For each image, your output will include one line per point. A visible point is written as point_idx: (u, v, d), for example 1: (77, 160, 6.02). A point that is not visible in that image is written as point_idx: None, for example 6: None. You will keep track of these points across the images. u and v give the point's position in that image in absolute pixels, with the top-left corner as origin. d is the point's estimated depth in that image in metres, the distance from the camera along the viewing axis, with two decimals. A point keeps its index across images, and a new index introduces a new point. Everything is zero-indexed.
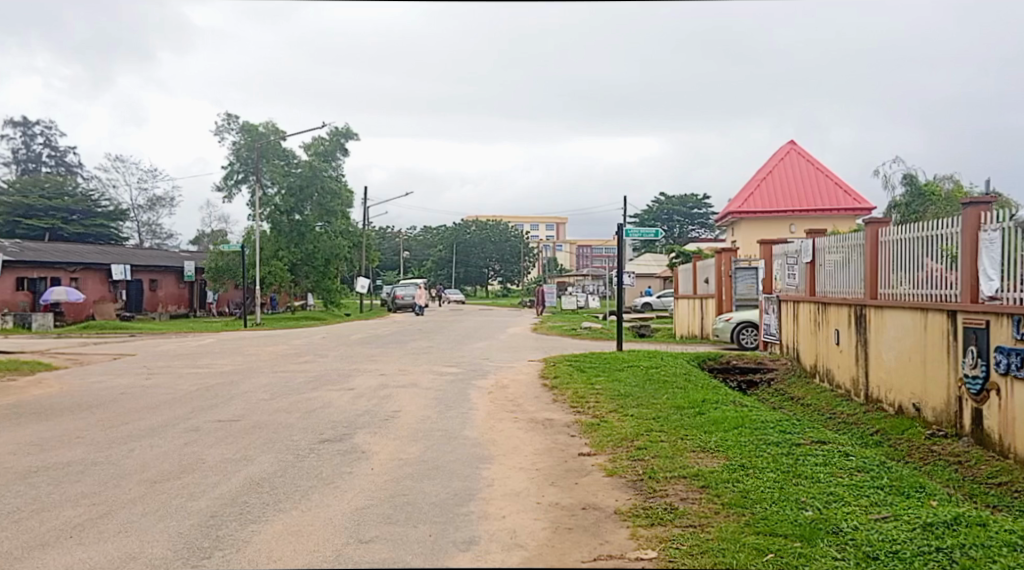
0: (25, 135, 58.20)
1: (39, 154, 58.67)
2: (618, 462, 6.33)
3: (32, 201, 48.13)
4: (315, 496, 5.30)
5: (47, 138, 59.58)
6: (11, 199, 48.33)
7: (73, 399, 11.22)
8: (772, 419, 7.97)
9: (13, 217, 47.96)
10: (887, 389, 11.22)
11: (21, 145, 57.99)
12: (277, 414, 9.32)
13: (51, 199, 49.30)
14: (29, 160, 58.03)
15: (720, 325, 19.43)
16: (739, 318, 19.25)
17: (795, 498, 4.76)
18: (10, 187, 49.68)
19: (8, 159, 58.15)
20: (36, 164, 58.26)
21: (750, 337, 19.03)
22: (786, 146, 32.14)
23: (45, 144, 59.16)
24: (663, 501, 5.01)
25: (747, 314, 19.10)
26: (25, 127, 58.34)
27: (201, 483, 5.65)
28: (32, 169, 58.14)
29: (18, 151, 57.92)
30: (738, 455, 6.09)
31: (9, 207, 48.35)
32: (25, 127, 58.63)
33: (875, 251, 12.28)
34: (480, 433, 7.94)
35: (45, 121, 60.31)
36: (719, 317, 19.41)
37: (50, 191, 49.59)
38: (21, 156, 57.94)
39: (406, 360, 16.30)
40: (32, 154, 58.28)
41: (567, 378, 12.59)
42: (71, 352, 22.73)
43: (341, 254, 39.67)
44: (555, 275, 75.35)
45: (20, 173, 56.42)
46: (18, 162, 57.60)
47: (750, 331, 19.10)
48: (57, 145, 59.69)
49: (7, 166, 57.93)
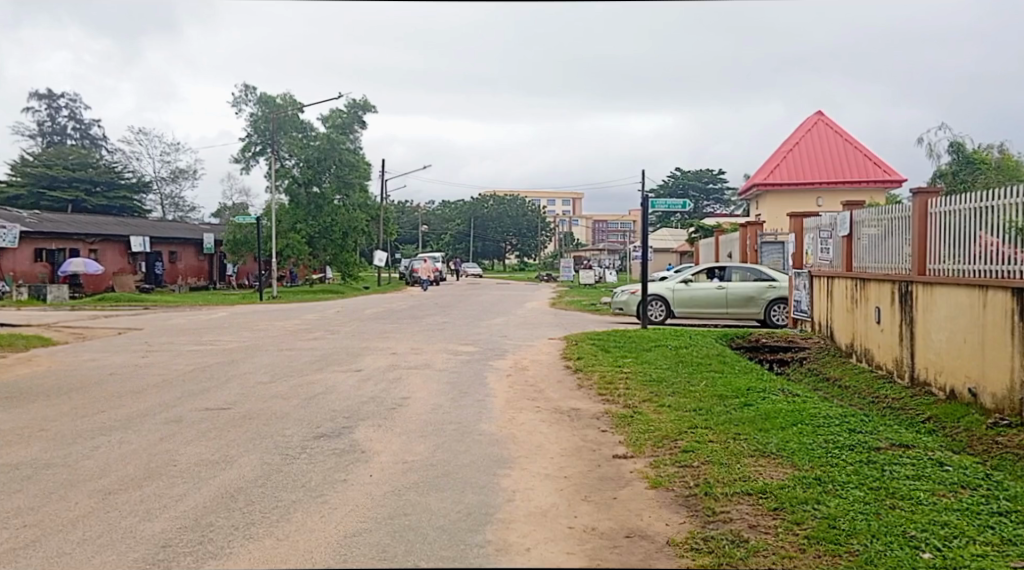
0: (50, 108, 57.72)
1: (64, 127, 57.96)
2: (660, 470, 5.30)
3: (56, 173, 47.46)
4: (299, 512, 4.42)
5: (72, 112, 58.88)
6: (36, 170, 47.73)
7: (59, 381, 10.39)
8: (834, 414, 6.89)
9: (37, 189, 47.34)
10: (938, 371, 10.10)
11: (46, 118, 57.41)
12: (273, 401, 8.42)
13: (75, 170, 48.61)
14: (54, 132, 57.34)
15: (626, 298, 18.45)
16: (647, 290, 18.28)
17: (902, 532, 3.71)
18: (34, 159, 49.15)
19: (33, 131, 57.60)
20: (60, 137, 57.59)
21: (657, 310, 18.08)
22: (815, 116, 30.78)
23: (70, 117, 58.46)
24: (728, 530, 3.95)
25: (656, 287, 18.15)
26: (50, 100, 57.78)
27: (165, 496, 4.77)
28: (57, 142, 57.50)
29: (43, 124, 57.31)
30: (807, 464, 5.00)
31: (34, 179, 47.76)
32: (50, 100, 57.96)
33: (923, 223, 11.09)
34: (498, 427, 6.96)
35: (70, 94, 59.68)
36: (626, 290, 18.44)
37: (74, 163, 48.95)
38: (46, 129, 57.39)
39: (421, 337, 15.36)
40: (57, 126, 57.67)
41: (591, 360, 11.61)
42: (78, 326, 21.91)
43: (359, 228, 38.89)
44: (573, 250, 74.14)
45: (45, 146, 55.90)
46: (43, 134, 57.07)
47: (658, 304, 18.10)
48: (81, 118, 58.95)
49: (32, 139, 57.51)
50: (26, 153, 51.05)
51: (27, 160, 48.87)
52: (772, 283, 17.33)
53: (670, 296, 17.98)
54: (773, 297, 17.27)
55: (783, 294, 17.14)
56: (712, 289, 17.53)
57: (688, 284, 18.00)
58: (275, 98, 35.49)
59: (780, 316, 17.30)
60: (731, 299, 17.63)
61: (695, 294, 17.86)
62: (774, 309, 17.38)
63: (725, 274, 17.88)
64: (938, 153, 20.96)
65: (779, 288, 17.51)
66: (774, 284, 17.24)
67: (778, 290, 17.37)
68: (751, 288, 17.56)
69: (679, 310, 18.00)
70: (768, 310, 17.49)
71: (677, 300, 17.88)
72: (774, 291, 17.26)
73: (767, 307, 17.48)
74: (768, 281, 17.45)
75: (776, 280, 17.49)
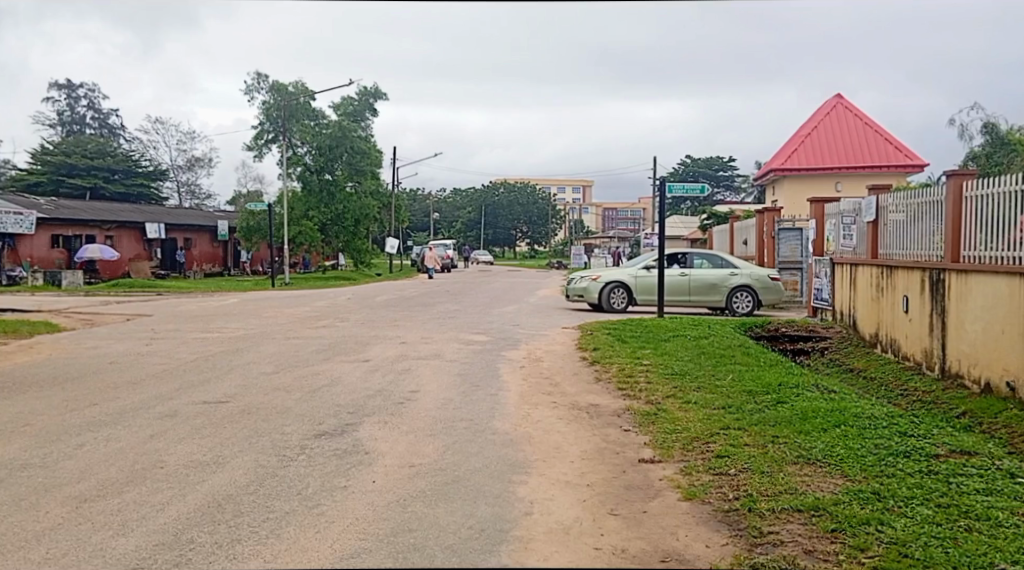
0: (69, 98, 57.52)
1: (83, 116, 57.77)
2: (693, 478, 4.79)
3: (75, 160, 47.20)
4: (291, 527, 3.94)
5: (91, 101, 58.63)
6: (54, 158, 47.48)
7: (59, 370, 10.00)
8: (877, 414, 6.37)
9: (56, 176, 47.12)
10: (971, 363, 9.51)
11: (65, 107, 57.27)
12: (275, 393, 7.98)
13: (93, 158, 48.42)
14: (73, 122, 57.21)
15: (584, 284, 16.81)
16: (607, 277, 16.74)
17: (989, 564, 3.19)
18: (53, 147, 48.97)
19: (53, 121, 57.49)
20: (80, 126, 57.43)
21: (619, 299, 16.67)
22: (834, 100, 29.93)
23: (89, 106, 58.24)
24: (780, 554, 3.45)
25: (617, 273, 16.71)
26: (69, 89, 57.64)
27: (145, 504, 4.31)
28: (77, 131, 57.32)
29: (63, 113, 57.17)
30: (859, 475, 4.50)
31: (53, 167, 47.53)
32: (69, 89, 57.78)
33: (957, 208, 10.45)
34: (512, 425, 6.45)
35: (89, 84, 59.52)
36: (584, 276, 16.80)
37: (92, 151, 48.74)
38: (66, 118, 57.23)
39: (433, 326, 14.88)
40: (77, 116, 57.43)
41: (607, 351, 11.08)
42: (87, 312, 21.57)
43: (372, 215, 38.38)
44: (584, 237, 73.62)
45: (65, 134, 55.76)
46: (63, 123, 56.96)
47: (620, 293, 16.68)
48: (100, 107, 58.71)
49: (52, 128, 57.44)
50: (45, 141, 50.93)
51: (46, 148, 48.73)
52: (734, 271, 16.32)
53: (632, 282, 16.57)
54: (736, 284, 16.26)
55: (747, 281, 16.16)
56: (675, 276, 16.36)
57: (649, 271, 16.65)
58: (288, 86, 34.88)
59: (742, 305, 16.31)
60: (693, 286, 16.47)
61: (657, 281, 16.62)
62: (736, 298, 16.37)
63: (686, 260, 16.74)
64: (969, 134, 20.20)
65: (740, 275, 16.51)
66: (737, 271, 16.23)
67: (740, 277, 16.37)
68: (714, 275, 16.49)
69: (640, 298, 16.69)
70: (731, 298, 16.44)
71: (639, 287, 16.57)
72: (736, 278, 16.24)
73: (728, 295, 16.45)
74: (730, 268, 16.47)
75: (737, 267, 16.48)
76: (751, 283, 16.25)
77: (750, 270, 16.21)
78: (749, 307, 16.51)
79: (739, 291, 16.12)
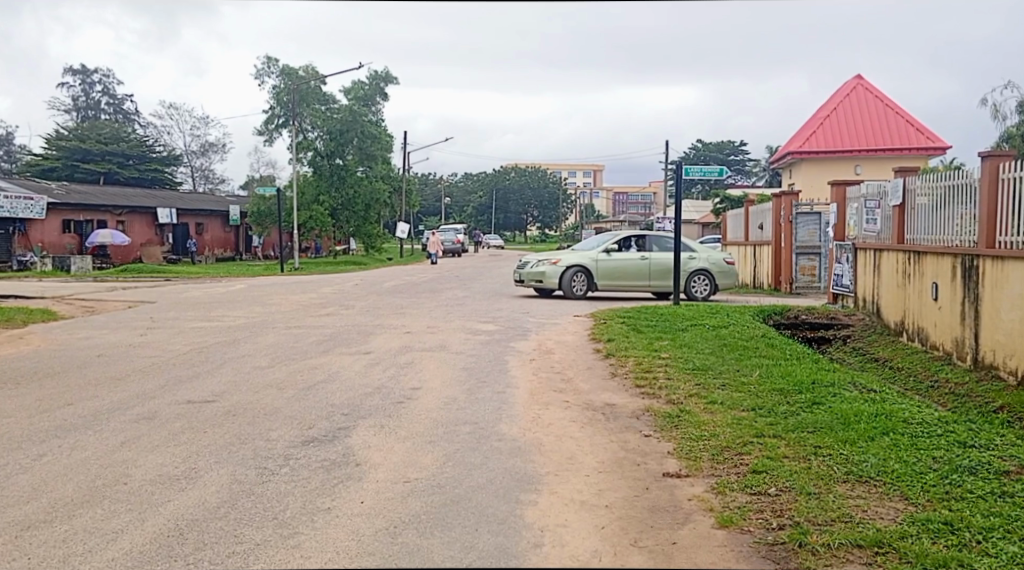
0: (84, 83, 57.15)
1: (98, 102, 57.35)
2: (727, 498, 4.16)
3: (89, 145, 46.77)
4: (259, 566, 3.35)
5: (106, 86, 58.21)
6: (69, 143, 47.08)
7: (43, 363, 9.45)
8: (929, 419, 5.72)
9: (71, 162, 46.66)
10: (1007, 355, 8.82)
11: (80, 92, 56.86)
12: (266, 391, 7.42)
13: (108, 144, 48.02)
14: (88, 107, 56.87)
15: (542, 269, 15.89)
16: (566, 261, 15.90)
17: None
18: (68, 132, 48.45)
19: (68, 106, 57.18)
20: (95, 112, 57.04)
21: (579, 284, 15.89)
22: (854, 80, 28.91)
23: (104, 92, 57.75)
24: None
25: (576, 256, 15.88)
26: (84, 75, 57.23)
27: (95, 534, 3.73)
28: (91, 117, 56.96)
29: (78, 99, 56.82)
30: (924, 499, 3.92)
31: (67, 152, 47.14)
32: (84, 75, 57.35)
33: (993, 190, 9.65)
34: (519, 431, 5.83)
35: (103, 69, 59.12)
36: (542, 261, 15.85)
37: (107, 136, 48.26)
38: (81, 104, 56.88)
39: (440, 314, 14.25)
40: (91, 101, 57.06)
41: (622, 342, 10.44)
42: (90, 298, 21.01)
43: (382, 200, 37.57)
44: (595, 221, 72.87)
45: (80, 120, 55.40)
46: (77, 109, 56.60)
47: (580, 278, 15.86)
48: (115, 93, 58.26)
49: (68, 114, 57.07)
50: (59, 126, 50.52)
51: (60, 133, 48.30)
52: (692, 254, 15.66)
53: (592, 267, 15.80)
54: (694, 268, 15.62)
55: (705, 266, 15.56)
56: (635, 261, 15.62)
57: (609, 254, 15.89)
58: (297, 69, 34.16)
59: (699, 290, 15.69)
60: (653, 270, 15.78)
61: (616, 266, 15.84)
62: (693, 282, 15.73)
63: (644, 243, 16.01)
64: (1013, 85, 24.91)
65: (697, 259, 15.85)
66: (695, 254, 15.58)
67: (697, 260, 15.75)
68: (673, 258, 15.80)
69: (599, 283, 15.89)
70: (688, 282, 15.79)
71: (598, 272, 15.80)
72: (694, 262, 15.60)
73: (685, 280, 15.78)
74: (689, 252, 15.82)
75: (695, 250, 15.83)
76: (708, 268, 15.66)
77: (708, 253, 15.61)
78: (706, 293, 15.88)
79: (697, 276, 15.52)
